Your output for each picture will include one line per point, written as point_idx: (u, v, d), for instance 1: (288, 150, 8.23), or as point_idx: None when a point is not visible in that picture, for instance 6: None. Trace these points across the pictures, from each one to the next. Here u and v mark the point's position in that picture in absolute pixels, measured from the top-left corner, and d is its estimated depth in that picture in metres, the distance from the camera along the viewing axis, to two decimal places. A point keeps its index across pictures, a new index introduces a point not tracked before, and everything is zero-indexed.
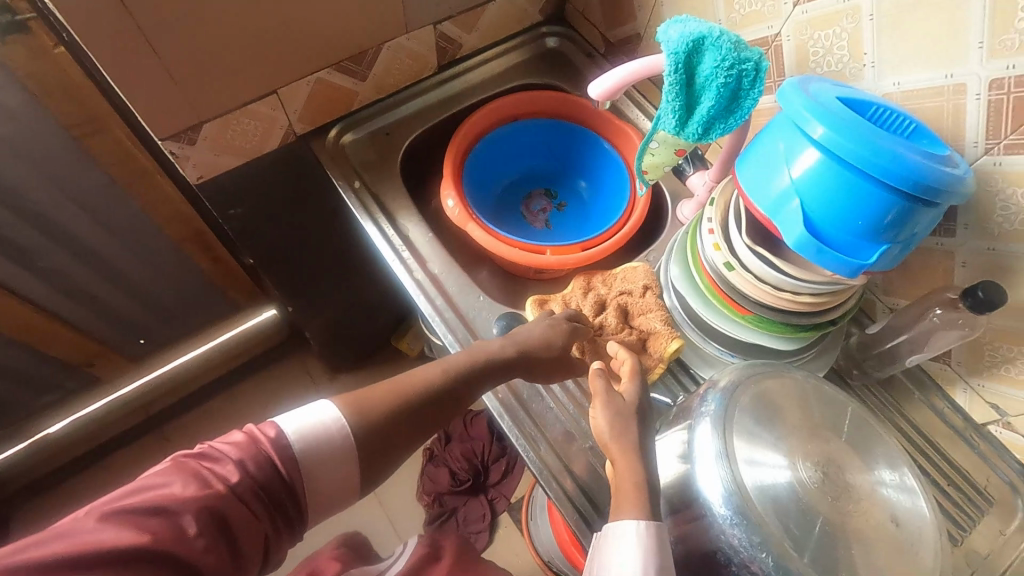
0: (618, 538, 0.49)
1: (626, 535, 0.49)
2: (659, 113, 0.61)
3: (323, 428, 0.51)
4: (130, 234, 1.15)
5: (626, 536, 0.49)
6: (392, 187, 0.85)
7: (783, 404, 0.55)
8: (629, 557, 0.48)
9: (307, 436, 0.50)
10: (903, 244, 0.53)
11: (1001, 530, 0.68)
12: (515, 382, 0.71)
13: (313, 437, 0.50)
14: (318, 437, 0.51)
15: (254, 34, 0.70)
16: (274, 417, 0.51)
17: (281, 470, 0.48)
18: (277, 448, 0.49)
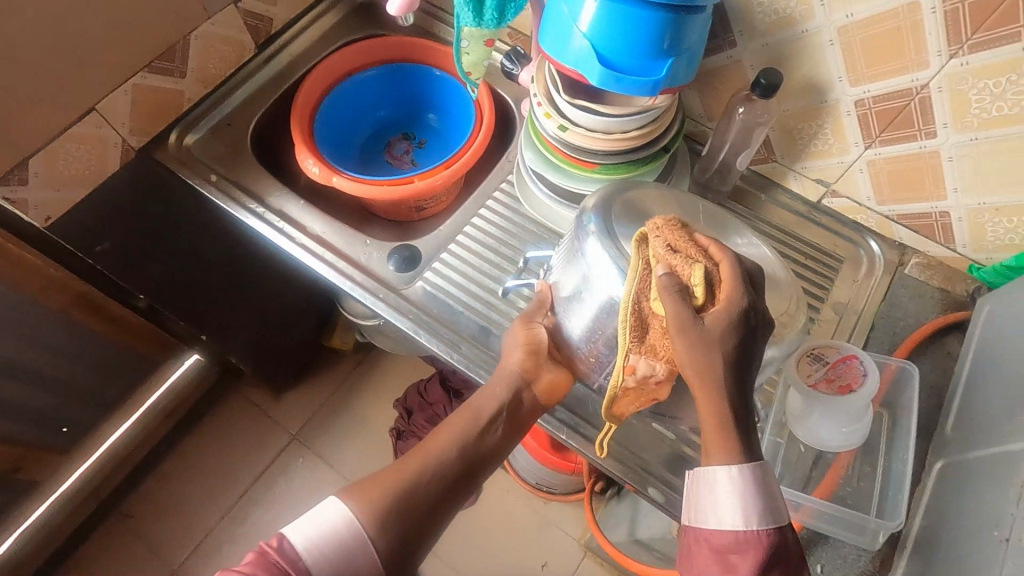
0: (714, 489, 0.49)
1: (718, 486, 0.49)
2: (456, 11, 0.65)
3: (332, 538, 0.48)
4: (6, 318, 1.10)
5: (722, 486, 0.49)
6: (250, 171, 0.86)
7: (649, 207, 0.62)
8: (731, 509, 0.48)
9: (322, 546, 0.47)
10: (684, 54, 0.61)
11: (854, 279, 0.79)
12: (423, 301, 0.77)
13: (327, 546, 0.47)
14: (329, 547, 0.48)
15: (48, 52, 0.69)
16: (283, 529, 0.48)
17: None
18: (287, 564, 0.46)
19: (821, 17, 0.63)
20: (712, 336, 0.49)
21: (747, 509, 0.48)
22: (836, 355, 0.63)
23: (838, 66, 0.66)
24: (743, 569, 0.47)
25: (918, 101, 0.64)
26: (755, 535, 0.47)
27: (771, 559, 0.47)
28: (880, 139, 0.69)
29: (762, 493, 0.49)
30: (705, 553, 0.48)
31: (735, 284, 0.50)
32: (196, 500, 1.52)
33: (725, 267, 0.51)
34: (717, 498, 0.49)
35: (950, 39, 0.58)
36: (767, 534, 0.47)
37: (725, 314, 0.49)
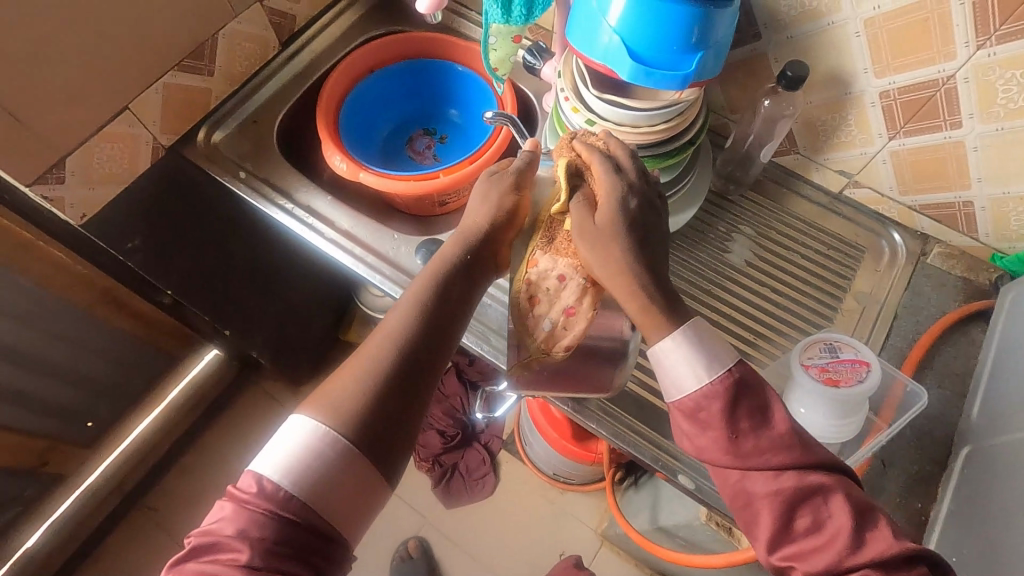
0: (667, 359, 0.53)
1: (674, 355, 0.53)
2: (485, 8, 0.66)
3: (303, 451, 0.44)
4: (35, 316, 1.12)
5: (681, 355, 0.52)
6: (276, 167, 0.88)
7: None
8: (691, 369, 0.52)
9: (294, 470, 0.44)
10: (713, 49, 0.62)
11: (875, 268, 0.79)
12: None
13: (298, 467, 0.44)
14: (305, 462, 0.44)
15: (84, 52, 0.70)
16: (248, 470, 0.44)
17: (289, 516, 0.43)
18: (269, 500, 0.43)
19: (847, 9, 0.64)
20: (591, 240, 0.53)
21: (703, 361, 0.52)
22: (850, 354, 0.65)
23: (864, 57, 0.66)
24: (717, 418, 0.51)
25: (944, 92, 0.64)
26: (717, 382, 0.52)
27: (732, 392, 0.51)
28: (904, 130, 0.70)
29: (702, 343, 0.53)
30: (684, 420, 0.53)
31: (610, 197, 0.54)
32: (216, 493, 1.54)
33: (601, 182, 0.54)
34: (672, 367, 0.52)
35: (978, 30, 0.59)
36: (725, 373, 0.52)
37: (602, 219, 0.53)
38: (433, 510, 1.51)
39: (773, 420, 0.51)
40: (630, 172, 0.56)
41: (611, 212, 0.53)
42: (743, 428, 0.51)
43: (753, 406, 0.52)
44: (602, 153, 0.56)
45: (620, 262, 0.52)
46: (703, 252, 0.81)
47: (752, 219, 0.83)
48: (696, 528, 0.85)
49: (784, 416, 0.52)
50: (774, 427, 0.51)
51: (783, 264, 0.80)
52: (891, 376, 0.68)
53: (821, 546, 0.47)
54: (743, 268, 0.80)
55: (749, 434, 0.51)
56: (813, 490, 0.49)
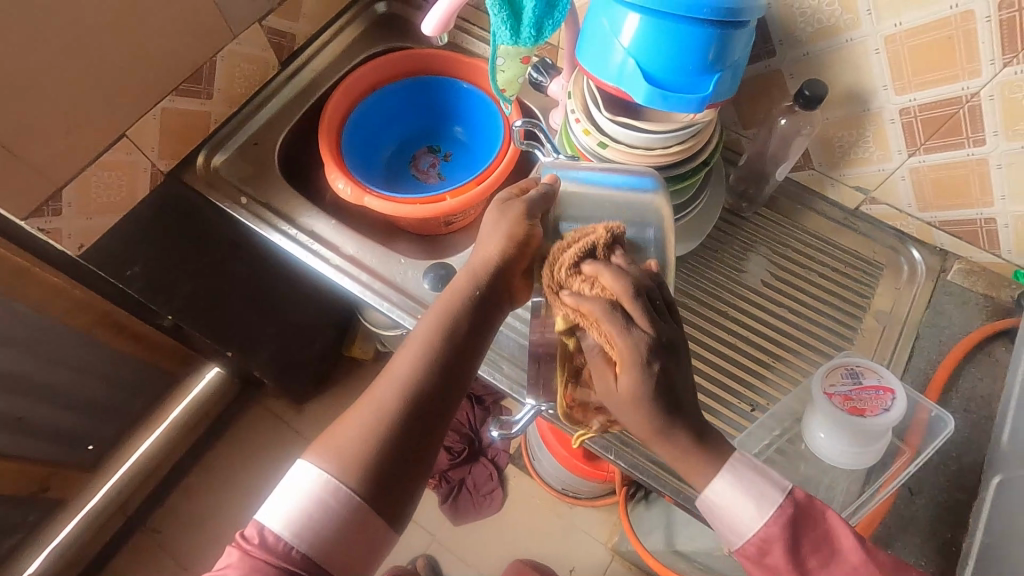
0: (718, 502, 0.51)
1: (725, 495, 0.51)
2: (493, 29, 0.64)
3: (309, 501, 0.45)
4: (34, 343, 1.10)
5: (732, 494, 0.51)
6: (278, 190, 0.85)
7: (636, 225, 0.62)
8: (743, 509, 0.51)
9: (303, 524, 0.45)
10: (730, 70, 0.60)
11: (894, 287, 0.77)
12: None
13: (307, 520, 0.45)
14: (310, 512, 0.45)
15: (80, 81, 0.68)
16: (257, 517, 0.45)
17: (296, 565, 0.44)
18: (277, 551, 0.44)
19: (867, 26, 0.62)
20: (619, 406, 0.48)
21: (752, 499, 0.51)
22: (873, 379, 0.62)
23: (884, 74, 0.65)
24: (783, 562, 0.50)
25: (968, 109, 0.62)
26: (773, 520, 0.51)
27: (791, 525, 0.51)
28: (924, 147, 0.68)
29: (750, 480, 0.51)
30: (754, 565, 0.51)
31: (628, 361, 0.47)
32: (221, 513, 1.52)
33: (614, 343, 0.47)
34: (726, 510, 0.51)
35: (1004, 47, 0.57)
36: (780, 509, 0.51)
37: (625, 387, 0.47)
38: (441, 528, 1.49)
39: (838, 547, 0.51)
40: (639, 317, 0.47)
41: (631, 369, 0.46)
42: (811, 567, 0.50)
43: (815, 538, 0.51)
44: (605, 302, 0.48)
45: (648, 426, 0.48)
46: (718, 272, 0.79)
47: (766, 237, 0.81)
48: (715, 556, 0.87)
49: (848, 538, 0.51)
50: (843, 556, 0.50)
51: (800, 283, 0.78)
52: (915, 402, 0.65)
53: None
54: (759, 287, 0.78)
55: (817, 568, 0.50)
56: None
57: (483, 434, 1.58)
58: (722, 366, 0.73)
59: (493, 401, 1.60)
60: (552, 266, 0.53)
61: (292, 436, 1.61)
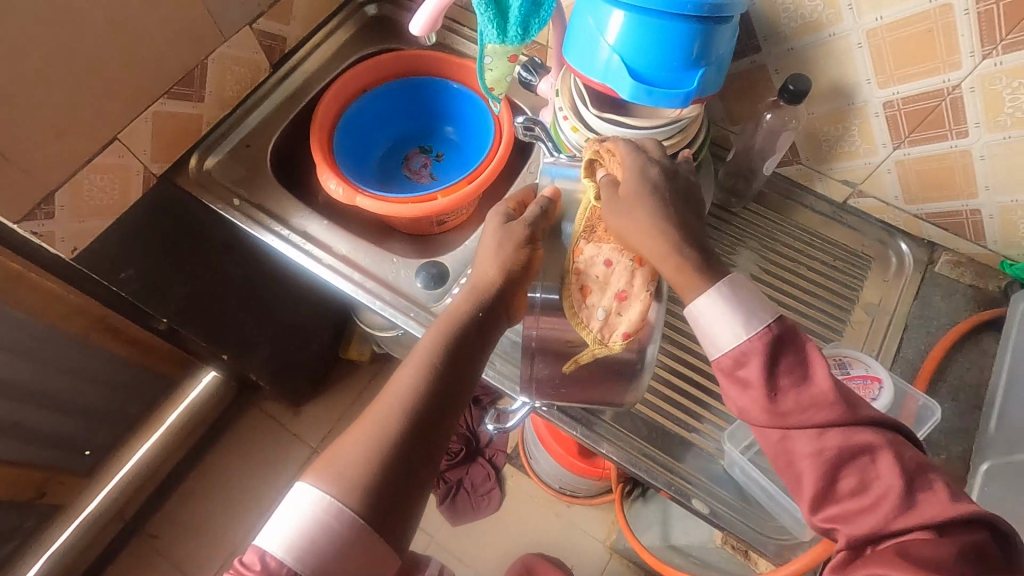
0: (700, 315, 0.52)
1: (706, 309, 0.52)
2: (480, 28, 0.65)
3: (310, 523, 0.44)
4: (29, 349, 1.10)
5: (716, 308, 0.52)
6: (271, 192, 0.86)
7: None
8: (726, 326, 0.52)
9: (305, 546, 0.43)
10: (714, 65, 0.61)
11: (882, 278, 0.78)
12: None
13: (309, 542, 0.43)
14: (311, 536, 0.44)
15: (70, 85, 0.68)
16: (255, 544, 0.43)
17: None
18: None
19: (849, 21, 0.63)
20: (631, 228, 0.53)
21: (739, 316, 0.51)
22: (860, 369, 0.63)
23: (867, 68, 0.65)
24: (756, 375, 0.50)
25: (950, 102, 0.63)
26: (756, 338, 0.51)
27: (772, 347, 0.51)
28: (909, 140, 0.68)
29: (740, 299, 0.52)
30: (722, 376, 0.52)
31: (635, 180, 0.55)
32: (219, 517, 1.52)
33: (625, 165, 0.56)
34: (710, 323, 0.52)
35: (984, 39, 0.58)
36: (764, 330, 0.51)
37: (627, 193, 0.54)
38: (440, 529, 1.49)
39: (815, 375, 0.50)
40: (657, 157, 0.57)
41: (635, 184, 0.54)
42: (782, 385, 0.50)
43: (794, 361, 0.51)
44: (631, 145, 0.58)
45: (664, 247, 0.52)
46: None
47: (755, 232, 0.82)
48: (709, 549, 0.90)
49: (827, 369, 0.50)
50: (816, 383, 0.50)
51: (790, 277, 0.79)
52: (903, 391, 0.66)
53: (868, 508, 0.46)
54: (750, 282, 0.79)
55: (789, 390, 0.50)
56: (859, 451, 0.47)
57: (481, 434, 1.58)
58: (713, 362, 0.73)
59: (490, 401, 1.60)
60: (591, 141, 0.61)
61: (290, 439, 1.62)
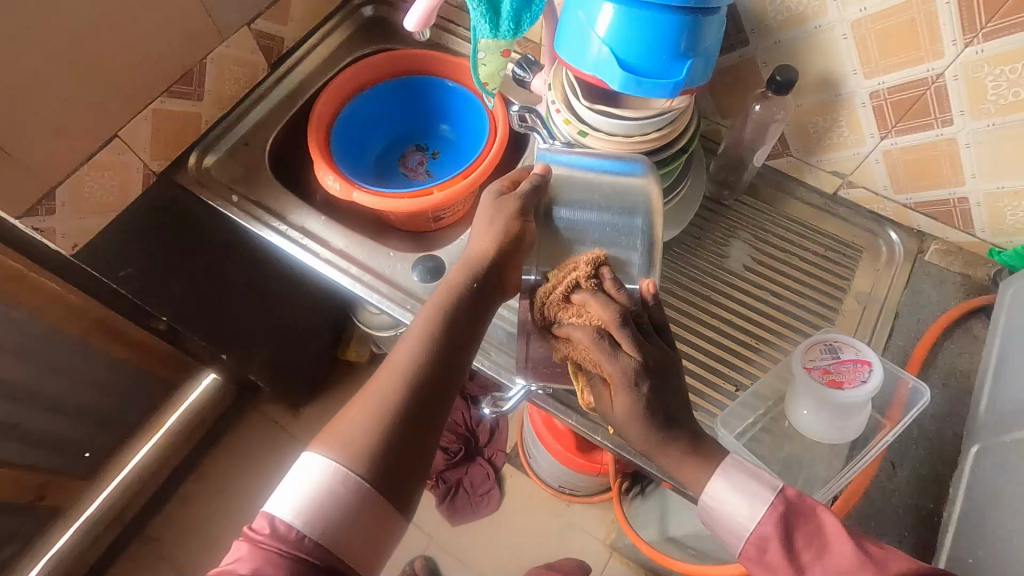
0: (716, 506, 0.54)
1: (719, 502, 0.54)
2: (473, 23, 0.66)
3: (318, 489, 0.45)
4: (30, 349, 1.11)
5: (727, 498, 0.54)
6: (269, 189, 0.87)
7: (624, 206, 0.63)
8: (738, 511, 0.53)
9: (314, 509, 0.44)
10: (702, 56, 0.62)
11: (873, 268, 0.79)
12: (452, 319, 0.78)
13: (318, 505, 0.44)
14: (321, 502, 0.45)
15: (71, 82, 0.70)
16: (264, 510, 0.44)
17: (309, 556, 0.43)
18: (286, 541, 0.43)
19: (834, 12, 0.64)
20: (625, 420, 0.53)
21: (746, 501, 0.53)
22: (851, 354, 0.63)
23: (852, 59, 0.67)
24: (779, 558, 0.51)
25: (934, 90, 0.64)
26: (766, 519, 0.52)
27: (783, 523, 0.52)
28: (895, 129, 0.70)
29: (740, 485, 0.54)
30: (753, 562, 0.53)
31: (618, 384, 0.52)
32: (218, 519, 1.52)
33: (598, 357, 0.52)
34: (722, 509, 0.54)
35: (964, 28, 0.59)
36: (769, 508, 0.53)
37: (620, 406, 0.53)
38: (440, 529, 1.49)
39: (832, 540, 0.51)
40: (629, 346, 0.52)
41: (627, 408, 0.52)
42: (806, 560, 0.51)
43: (808, 531, 0.52)
44: (595, 334, 0.53)
45: (642, 425, 0.52)
46: (703, 258, 0.81)
47: (748, 223, 0.83)
48: (705, 538, 0.88)
49: (839, 532, 0.50)
50: (836, 551, 0.50)
51: (782, 268, 0.80)
52: (896, 376, 0.66)
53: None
54: (743, 272, 0.80)
55: (813, 561, 0.50)
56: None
57: (480, 434, 1.59)
58: (707, 350, 0.74)
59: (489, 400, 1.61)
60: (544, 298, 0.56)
61: (289, 440, 1.62)
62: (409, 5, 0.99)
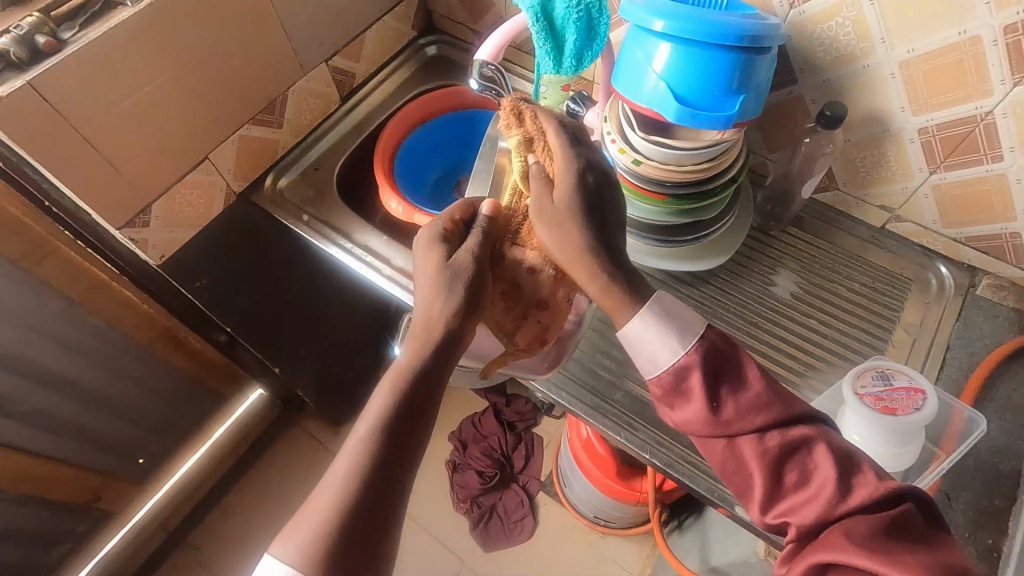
0: (638, 334, 0.59)
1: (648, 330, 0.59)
2: (538, 60, 0.72)
3: None
4: (104, 356, 1.18)
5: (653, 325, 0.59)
6: (336, 210, 0.94)
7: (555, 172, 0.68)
8: (665, 344, 0.58)
9: None
10: (754, 91, 0.66)
11: (924, 301, 0.80)
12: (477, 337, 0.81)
13: None
14: None
15: (176, 109, 0.77)
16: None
17: None
18: None
19: (881, 53, 0.68)
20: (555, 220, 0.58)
21: (674, 332, 0.58)
22: (904, 381, 0.64)
23: (901, 97, 0.69)
24: (700, 389, 0.57)
25: (983, 127, 0.67)
26: (692, 352, 0.57)
27: (708, 359, 0.58)
28: (944, 165, 0.72)
29: (670, 316, 0.59)
30: (661, 393, 0.59)
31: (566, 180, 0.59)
32: (257, 531, 1.55)
33: (556, 160, 0.60)
34: (644, 340, 0.59)
35: (1014, 68, 0.62)
36: (699, 342, 0.58)
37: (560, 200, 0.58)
38: (472, 554, 1.49)
39: (750, 381, 0.57)
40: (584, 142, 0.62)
41: (567, 196, 0.58)
42: (723, 397, 0.57)
43: (730, 372, 0.58)
44: (558, 122, 0.62)
45: (588, 270, 0.58)
46: (751, 287, 0.83)
47: (795, 253, 0.85)
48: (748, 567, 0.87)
49: (757, 373, 0.57)
50: (751, 387, 0.57)
51: (830, 298, 0.81)
52: (949, 407, 0.67)
53: (810, 499, 0.52)
54: (792, 301, 0.81)
55: (727, 399, 0.57)
56: (796, 447, 0.54)
57: (515, 460, 1.60)
58: None
59: (524, 427, 1.63)
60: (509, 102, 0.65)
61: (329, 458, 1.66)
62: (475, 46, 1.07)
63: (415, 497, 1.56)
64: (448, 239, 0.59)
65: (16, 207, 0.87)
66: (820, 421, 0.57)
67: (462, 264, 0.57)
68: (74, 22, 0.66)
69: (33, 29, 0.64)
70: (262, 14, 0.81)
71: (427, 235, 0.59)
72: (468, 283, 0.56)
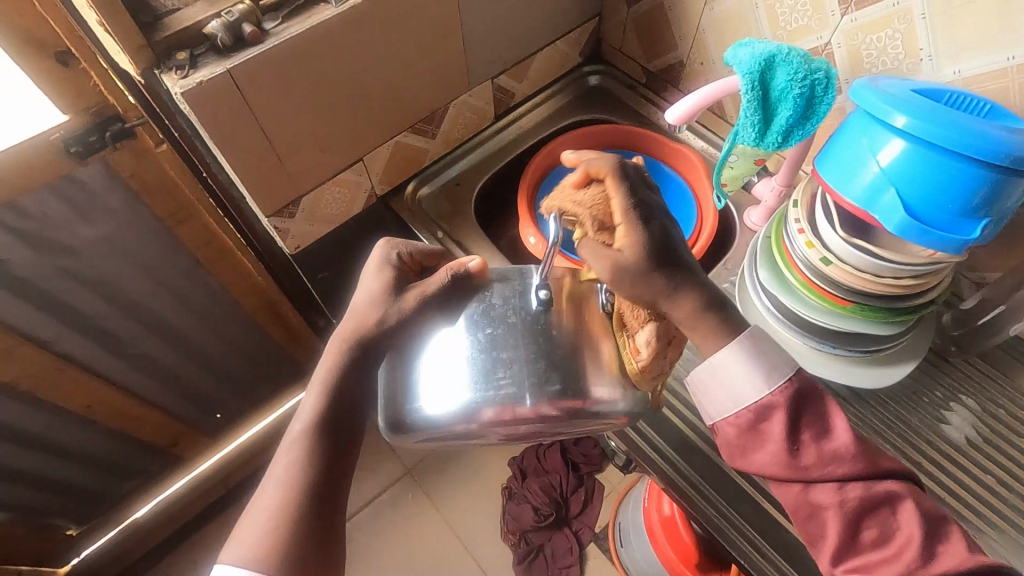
0: (723, 370, 0.53)
1: (726, 366, 0.52)
2: (738, 127, 0.65)
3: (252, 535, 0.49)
4: (213, 318, 1.20)
5: (735, 363, 0.52)
6: (470, 231, 0.91)
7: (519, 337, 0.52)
8: (749, 382, 0.52)
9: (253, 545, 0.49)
10: (998, 217, 0.56)
11: None
12: None
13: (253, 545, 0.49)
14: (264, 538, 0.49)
15: (349, 109, 0.76)
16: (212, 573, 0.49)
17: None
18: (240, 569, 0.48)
19: None
20: (624, 275, 0.49)
21: (763, 371, 0.52)
22: None
23: None
24: (779, 430, 0.51)
25: None
26: (778, 393, 0.51)
27: (795, 402, 0.51)
28: None
29: (762, 352, 0.52)
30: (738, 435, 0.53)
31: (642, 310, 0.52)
32: None
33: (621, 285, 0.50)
34: (729, 374, 0.52)
35: None
36: (786, 383, 0.52)
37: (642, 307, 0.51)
38: None
39: (835, 430, 0.52)
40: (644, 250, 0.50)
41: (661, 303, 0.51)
42: (805, 441, 0.51)
43: (813, 418, 0.52)
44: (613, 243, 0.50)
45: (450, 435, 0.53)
46: (916, 418, 0.72)
47: (974, 389, 0.74)
48: None
49: (845, 427, 0.52)
50: (837, 437, 0.52)
51: (1013, 455, 0.69)
52: None
53: (889, 558, 0.49)
54: (964, 446, 0.70)
55: (809, 444, 0.51)
56: (878, 503, 0.51)
57: (572, 503, 1.53)
58: None
59: (588, 471, 1.56)
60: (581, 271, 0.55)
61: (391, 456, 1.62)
62: (654, 87, 1.00)
63: (465, 515, 1.53)
64: (400, 270, 0.59)
65: (174, 169, 0.87)
66: (906, 476, 0.53)
67: (411, 300, 0.55)
68: (278, 12, 0.66)
69: (242, 17, 0.63)
70: (451, 25, 0.78)
71: (382, 253, 0.60)
72: (412, 315, 0.55)
